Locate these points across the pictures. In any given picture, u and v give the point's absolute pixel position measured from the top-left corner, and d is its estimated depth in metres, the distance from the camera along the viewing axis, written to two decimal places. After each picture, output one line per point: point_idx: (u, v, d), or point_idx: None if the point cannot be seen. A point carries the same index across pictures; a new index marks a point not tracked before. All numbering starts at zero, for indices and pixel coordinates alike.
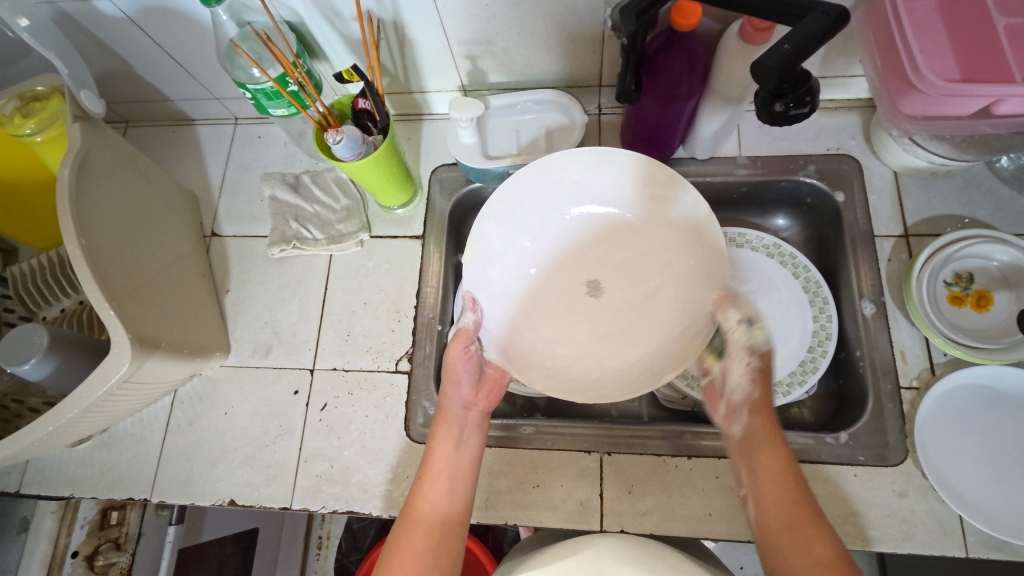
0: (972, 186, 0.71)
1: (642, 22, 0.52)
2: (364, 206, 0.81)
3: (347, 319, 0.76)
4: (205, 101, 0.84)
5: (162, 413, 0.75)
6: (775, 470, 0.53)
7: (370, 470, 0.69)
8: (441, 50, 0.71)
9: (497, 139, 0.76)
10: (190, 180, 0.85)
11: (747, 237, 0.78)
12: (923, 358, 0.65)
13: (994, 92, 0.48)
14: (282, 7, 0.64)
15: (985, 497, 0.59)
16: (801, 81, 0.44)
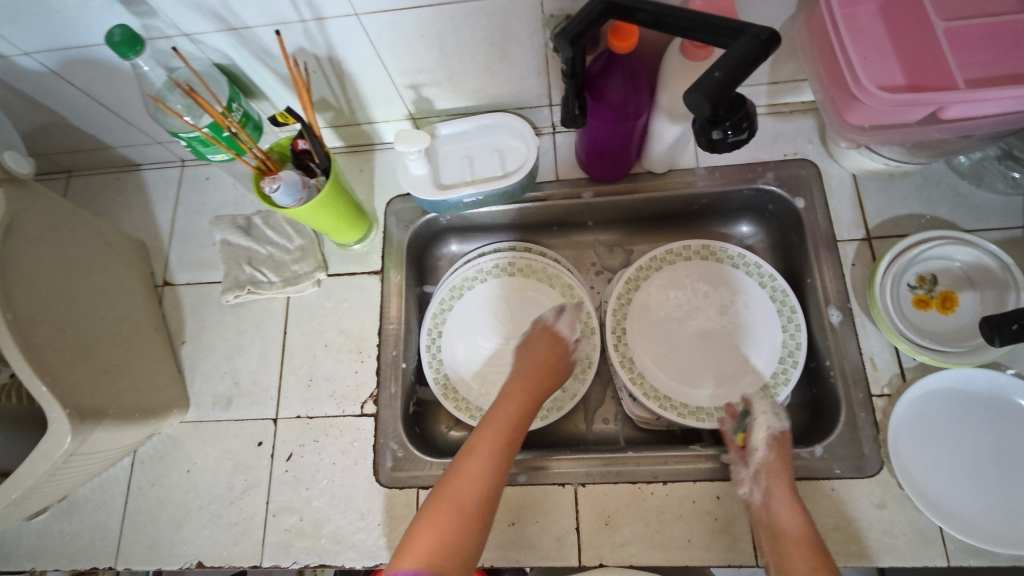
0: (930, 184, 0.70)
1: (577, 48, 0.51)
2: (319, 244, 0.79)
3: (308, 363, 0.74)
4: (148, 146, 0.81)
5: (123, 475, 0.72)
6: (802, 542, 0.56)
7: (341, 519, 0.67)
8: (383, 83, 0.69)
9: (450, 167, 0.74)
10: (138, 229, 0.82)
11: (713, 249, 0.76)
12: (893, 364, 0.64)
13: (934, 101, 0.47)
14: (210, 50, 0.61)
15: (963, 505, 0.58)
16: (736, 107, 0.41)
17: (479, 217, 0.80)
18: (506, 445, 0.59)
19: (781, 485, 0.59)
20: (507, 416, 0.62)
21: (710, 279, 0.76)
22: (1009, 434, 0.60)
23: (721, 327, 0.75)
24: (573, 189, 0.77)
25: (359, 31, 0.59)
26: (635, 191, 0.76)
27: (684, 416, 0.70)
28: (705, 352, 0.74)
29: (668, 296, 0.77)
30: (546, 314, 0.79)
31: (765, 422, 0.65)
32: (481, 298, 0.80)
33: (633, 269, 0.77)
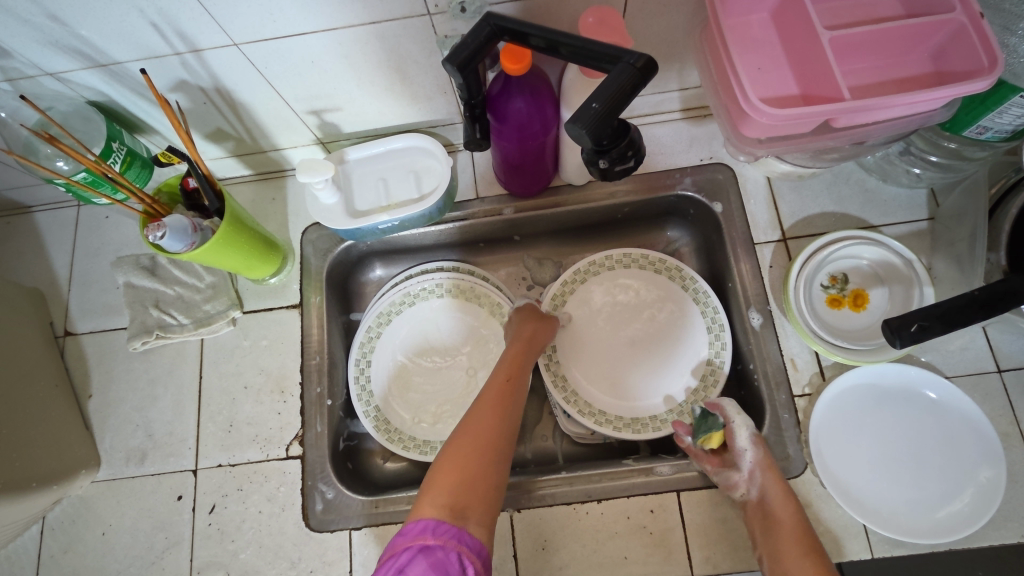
0: (840, 182, 0.71)
1: (467, 75, 0.49)
2: (232, 280, 0.75)
3: (227, 408, 0.70)
4: (35, 187, 0.75)
5: (31, 545, 0.67)
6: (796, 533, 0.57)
7: (271, 570, 0.64)
8: (281, 110, 0.65)
9: (363, 191, 0.71)
10: (34, 276, 0.77)
11: (634, 256, 0.76)
12: (812, 363, 0.66)
13: (822, 113, 0.48)
14: (82, 88, 0.57)
15: (882, 499, 0.60)
16: (620, 136, 0.41)
17: (401, 239, 0.78)
18: (500, 407, 0.59)
19: (773, 480, 0.60)
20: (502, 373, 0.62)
21: (638, 288, 0.76)
22: (922, 425, 0.62)
23: (651, 334, 0.74)
24: (494, 206, 0.75)
25: (243, 60, 0.56)
26: (556, 204, 0.75)
27: (620, 428, 0.70)
28: (637, 359, 0.73)
29: (598, 308, 0.76)
30: (480, 336, 0.78)
31: (742, 423, 0.63)
32: (410, 323, 0.78)
33: (557, 284, 0.76)
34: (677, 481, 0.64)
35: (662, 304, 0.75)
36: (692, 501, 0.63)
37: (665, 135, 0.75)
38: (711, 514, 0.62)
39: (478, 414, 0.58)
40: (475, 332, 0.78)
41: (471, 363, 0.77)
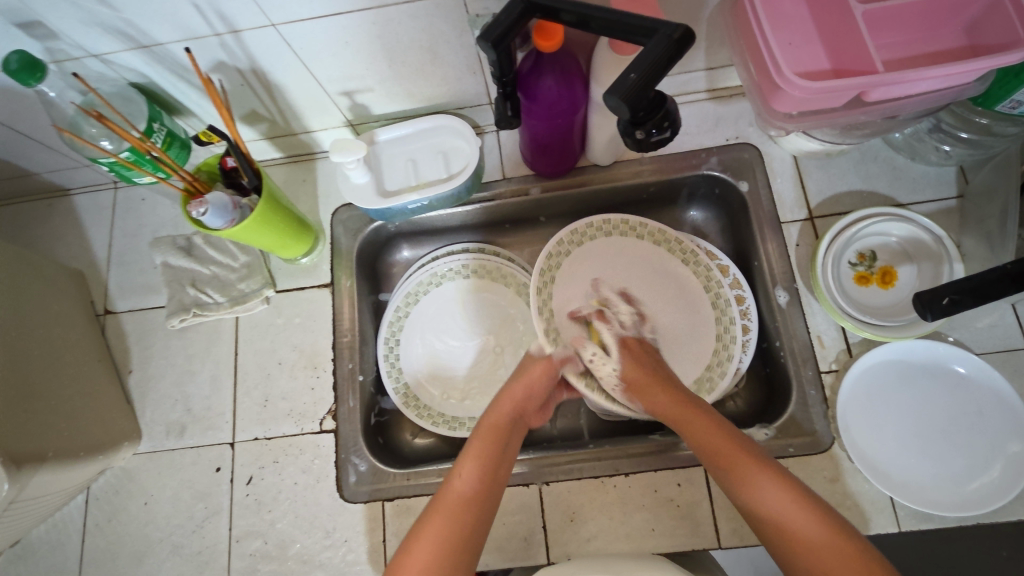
0: (867, 160, 0.71)
1: (500, 51, 0.50)
2: (265, 260, 0.77)
3: (263, 383, 0.72)
4: (74, 169, 0.77)
5: (78, 513, 0.70)
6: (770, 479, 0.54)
7: (307, 539, 0.67)
8: (315, 92, 0.67)
9: (393, 172, 0.72)
10: (74, 257, 0.79)
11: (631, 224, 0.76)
12: (839, 340, 0.66)
13: (856, 86, 0.47)
14: (123, 70, 0.58)
15: (909, 473, 0.60)
16: (656, 106, 0.41)
17: (428, 220, 0.79)
18: (489, 458, 0.60)
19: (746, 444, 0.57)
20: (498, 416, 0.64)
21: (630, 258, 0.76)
22: (949, 400, 0.62)
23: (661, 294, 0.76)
24: (520, 186, 0.76)
25: (281, 42, 0.57)
26: (582, 184, 0.76)
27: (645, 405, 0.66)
28: (650, 342, 0.72)
29: (592, 274, 0.75)
30: (507, 316, 0.79)
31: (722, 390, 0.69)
32: (437, 303, 0.79)
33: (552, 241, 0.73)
34: None
35: (662, 261, 0.76)
36: None
37: (692, 115, 0.75)
38: None
39: (466, 461, 0.60)
40: (501, 312, 0.79)
41: (497, 342, 0.78)
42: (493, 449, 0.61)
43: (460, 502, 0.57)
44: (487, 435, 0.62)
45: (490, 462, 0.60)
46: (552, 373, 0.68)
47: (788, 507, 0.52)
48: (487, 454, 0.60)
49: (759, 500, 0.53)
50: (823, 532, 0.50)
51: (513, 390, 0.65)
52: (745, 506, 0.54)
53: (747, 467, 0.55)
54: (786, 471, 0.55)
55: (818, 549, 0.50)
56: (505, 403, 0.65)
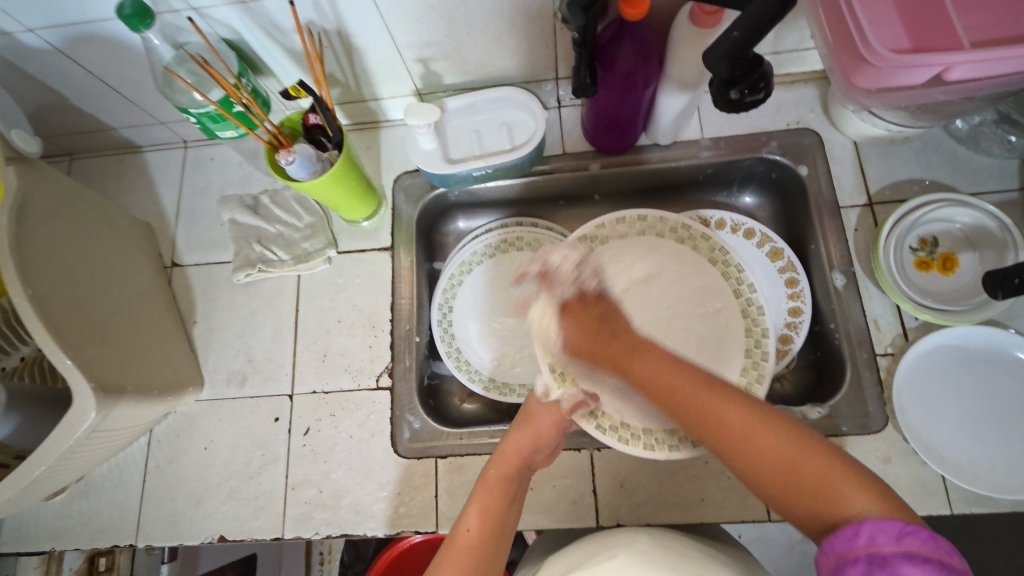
0: (929, 149, 0.72)
1: (590, 16, 0.51)
2: (329, 222, 0.79)
3: (322, 339, 0.75)
4: (150, 126, 0.80)
5: (140, 454, 0.72)
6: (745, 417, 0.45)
7: (360, 491, 0.68)
8: (391, 57, 0.69)
9: (459, 142, 0.74)
10: (144, 211, 0.82)
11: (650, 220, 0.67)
12: (896, 324, 0.66)
13: (943, 61, 0.48)
14: (218, 25, 0.61)
15: (964, 456, 0.61)
16: (752, 68, 0.45)
17: (486, 192, 0.81)
18: (496, 505, 0.58)
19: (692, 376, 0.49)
20: (502, 473, 0.61)
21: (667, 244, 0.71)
22: (1006, 386, 0.63)
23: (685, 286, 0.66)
24: (579, 161, 0.78)
25: (369, 3, 0.59)
26: (641, 162, 0.77)
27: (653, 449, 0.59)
28: (631, 326, 0.56)
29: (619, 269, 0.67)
30: None
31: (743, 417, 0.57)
32: (489, 275, 0.80)
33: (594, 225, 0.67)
34: None
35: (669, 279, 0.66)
36: None
37: None
38: None
39: (476, 506, 0.58)
40: None
41: None
42: (502, 500, 0.59)
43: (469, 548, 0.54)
44: (496, 484, 0.60)
45: (503, 505, 0.58)
46: (564, 423, 0.63)
47: (765, 435, 0.44)
48: (498, 496, 0.59)
49: (735, 427, 0.45)
50: (802, 457, 0.42)
51: (522, 435, 0.62)
52: (717, 439, 0.46)
53: (710, 398, 0.47)
54: (756, 403, 0.47)
55: (807, 478, 0.42)
56: (512, 454, 0.61)
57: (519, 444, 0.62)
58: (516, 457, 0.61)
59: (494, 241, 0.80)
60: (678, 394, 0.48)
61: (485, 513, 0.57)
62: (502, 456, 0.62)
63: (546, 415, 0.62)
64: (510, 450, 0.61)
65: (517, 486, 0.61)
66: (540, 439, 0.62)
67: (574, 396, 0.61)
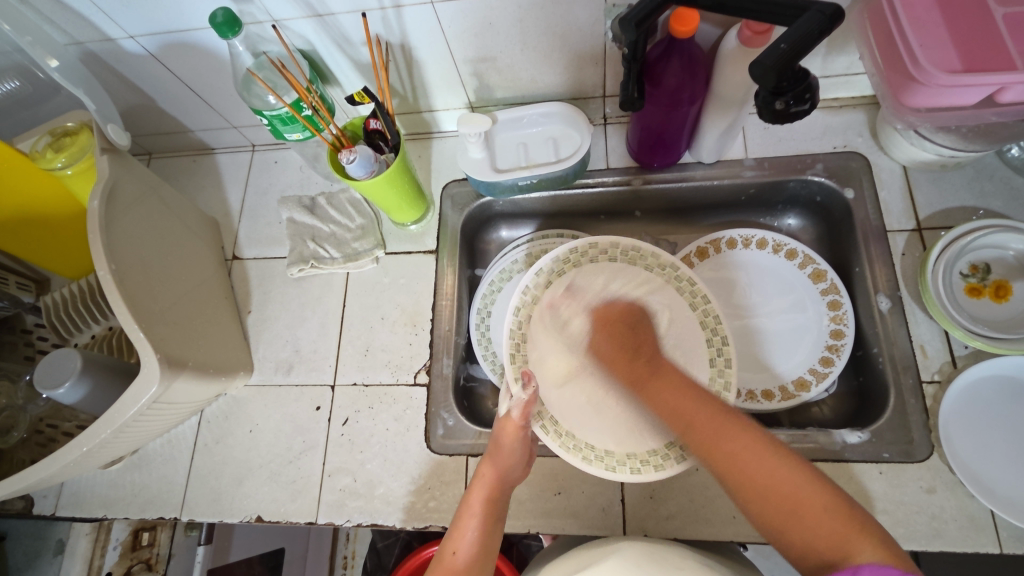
0: (983, 177, 0.70)
1: (641, 31, 0.53)
2: (378, 224, 0.83)
3: (365, 334, 0.78)
4: (224, 130, 0.87)
5: (190, 432, 0.76)
6: (758, 449, 0.50)
7: (393, 482, 0.70)
8: (448, 70, 0.73)
9: (506, 153, 0.77)
10: (211, 207, 0.88)
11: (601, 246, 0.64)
12: (944, 351, 0.65)
13: (996, 82, 0.48)
14: (295, 36, 0.67)
15: (1015, 491, 0.58)
16: (799, 79, 0.47)
17: (529, 203, 0.83)
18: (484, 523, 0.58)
19: (725, 425, 0.52)
20: (485, 502, 0.60)
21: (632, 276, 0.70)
22: None
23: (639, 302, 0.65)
24: (622, 176, 0.80)
25: (433, 19, 0.64)
26: (684, 180, 0.78)
27: (614, 470, 0.58)
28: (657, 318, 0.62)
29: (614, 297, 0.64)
30: None
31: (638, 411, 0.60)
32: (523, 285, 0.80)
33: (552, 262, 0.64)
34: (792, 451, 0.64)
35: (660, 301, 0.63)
36: None
37: (799, 121, 0.77)
38: None
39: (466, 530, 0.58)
40: None
41: None
42: (491, 519, 0.59)
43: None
44: (482, 505, 0.60)
45: (489, 523, 0.59)
46: (525, 432, 0.61)
47: (767, 474, 0.48)
48: (487, 518, 0.59)
49: (750, 476, 0.49)
50: (810, 507, 0.46)
51: (492, 460, 0.61)
52: (724, 472, 0.50)
53: (716, 432, 0.52)
54: (767, 436, 0.51)
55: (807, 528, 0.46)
56: (492, 476, 0.61)
57: (499, 470, 0.61)
58: (497, 480, 0.61)
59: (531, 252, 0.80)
60: (690, 417, 0.53)
61: (474, 538, 0.57)
62: (481, 477, 0.61)
63: (510, 432, 0.61)
64: (484, 476, 0.61)
65: (498, 505, 0.60)
66: (513, 460, 0.62)
67: (521, 404, 0.60)
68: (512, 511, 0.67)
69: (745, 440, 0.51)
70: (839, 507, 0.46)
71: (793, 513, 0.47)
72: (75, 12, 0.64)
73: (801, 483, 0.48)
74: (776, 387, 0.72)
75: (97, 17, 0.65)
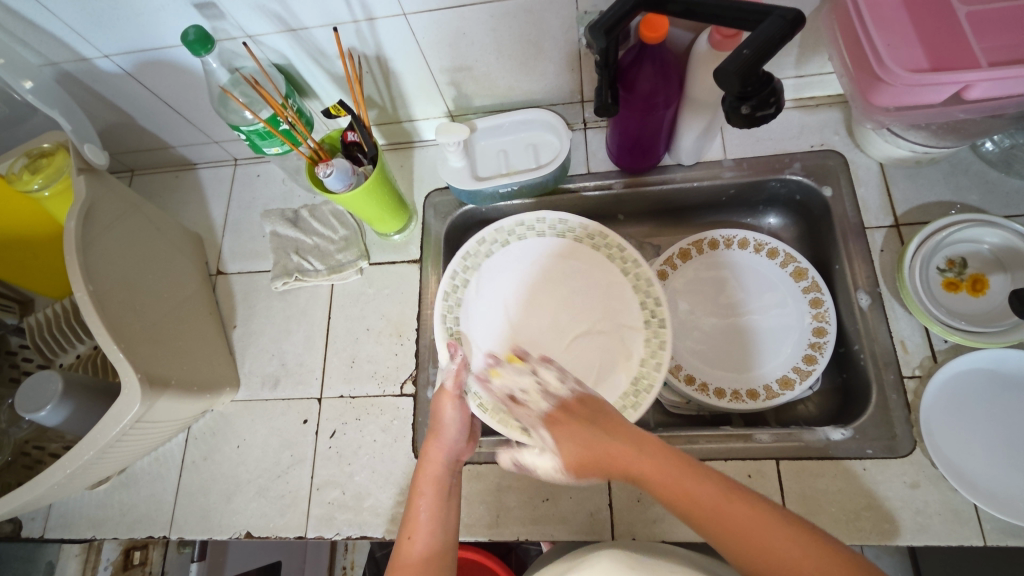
0: (958, 172, 0.71)
1: (611, 39, 0.53)
2: (362, 234, 0.83)
3: (351, 346, 0.78)
4: (204, 145, 0.87)
5: (178, 450, 0.76)
6: (719, 496, 0.47)
7: (381, 494, 0.70)
8: (426, 80, 0.73)
9: (486, 161, 0.77)
10: (194, 223, 0.88)
11: (610, 241, 0.73)
12: (924, 346, 0.65)
13: (959, 80, 0.49)
14: (270, 51, 0.67)
15: (997, 483, 0.59)
16: (764, 84, 0.48)
17: (512, 210, 0.83)
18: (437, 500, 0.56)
19: (658, 457, 0.51)
20: (430, 497, 0.56)
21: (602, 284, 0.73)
22: None
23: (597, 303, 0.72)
24: (603, 181, 0.80)
25: (406, 30, 0.64)
26: (664, 182, 0.78)
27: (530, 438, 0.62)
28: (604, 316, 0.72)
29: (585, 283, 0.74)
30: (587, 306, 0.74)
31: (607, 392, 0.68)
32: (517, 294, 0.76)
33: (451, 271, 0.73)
34: (778, 450, 0.64)
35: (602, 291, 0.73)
36: (791, 471, 0.63)
37: (776, 121, 0.78)
38: (811, 484, 0.62)
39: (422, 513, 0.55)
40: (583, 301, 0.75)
41: None
42: (442, 489, 0.57)
43: (419, 561, 0.50)
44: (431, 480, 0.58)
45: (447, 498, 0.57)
46: (462, 402, 0.63)
47: (739, 519, 0.45)
48: (434, 495, 0.57)
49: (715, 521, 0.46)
50: (747, 523, 0.45)
51: (432, 443, 0.60)
52: (694, 519, 0.47)
53: (690, 486, 0.48)
54: (734, 483, 0.48)
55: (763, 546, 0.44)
56: (436, 452, 0.60)
57: (439, 450, 0.60)
58: (441, 455, 0.60)
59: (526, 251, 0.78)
60: (648, 464, 0.51)
61: (430, 522, 0.54)
62: (427, 453, 0.60)
63: (448, 404, 0.63)
64: (430, 456, 0.60)
65: (450, 507, 0.57)
66: (455, 433, 0.61)
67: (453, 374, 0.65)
68: (501, 519, 0.67)
69: (714, 489, 0.48)
70: (812, 543, 0.43)
71: (764, 555, 0.43)
72: (48, 34, 0.64)
73: (770, 520, 0.45)
74: (760, 386, 0.73)
75: (70, 38, 0.65)
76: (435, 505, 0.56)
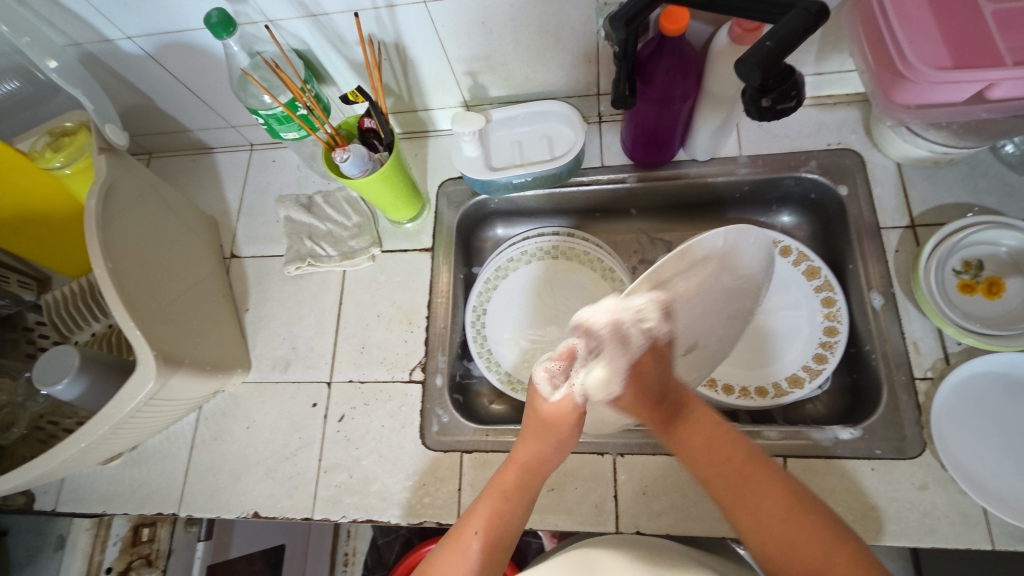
0: (977, 174, 0.70)
1: (632, 29, 0.53)
2: (375, 222, 0.84)
3: (361, 332, 0.79)
4: (222, 129, 0.87)
5: (188, 429, 0.77)
6: (806, 508, 0.49)
7: (388, 478, 0.71)
8: (443, 70, 0.74)
9: (500, 151, 0.77)
10: (210, 206, 0.89)
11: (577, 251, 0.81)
12: (936, 348, 0.65)
13: (984, 78, 0.48)
14: (290, 36, 0.67)
15: (1008, 488, 0.58)
16: (784, 77, 0.48)
17: (526, 201, 0.84)
18: (512, 492, 0.59)
19: (754, 444, 0.53)
20: (502, 499, 0.58)
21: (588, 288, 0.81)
22: None
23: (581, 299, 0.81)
24: (617, 175, 0.80)
25: (426, 18, 0.64)
26: (679, 177, 0.78)
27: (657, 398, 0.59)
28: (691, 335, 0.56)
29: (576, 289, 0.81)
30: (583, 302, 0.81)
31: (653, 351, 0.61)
32: (522, 292, 0.81)
33: (491, 269, 0.81)
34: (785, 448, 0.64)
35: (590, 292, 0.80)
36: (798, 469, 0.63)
37: (794, 119, 0.77)
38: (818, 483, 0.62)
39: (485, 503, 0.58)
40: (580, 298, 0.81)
41: None
42: (521, 495, 0.59)
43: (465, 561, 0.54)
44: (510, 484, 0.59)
45: (509, 511, 0.58)
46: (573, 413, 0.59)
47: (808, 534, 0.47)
48: (509, 495, 0.58)
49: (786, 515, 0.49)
50: (808, 530, 0.47)
51: (529, 444, 0.60)
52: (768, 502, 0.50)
53: (777, 481, 0.51)
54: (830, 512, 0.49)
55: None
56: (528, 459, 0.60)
57: (537, 450, 0.60)
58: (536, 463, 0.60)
59: (545, 246, 0.81)
60: (753, 453, 0.53)
61: (488, 522, 0.57)
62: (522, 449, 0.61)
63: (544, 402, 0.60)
64: (519, 459, 0.60)
65: (528, 492, 0.59)
66: (558, 443, 0.60)
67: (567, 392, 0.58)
68: None
69: (804, 503, 0.49)
70: None
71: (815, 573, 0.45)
72: (73, 13, 0.65)
73: (840, 550, 0.46)
74: (769, 385, 0.73)
75: (94, 18, 0.65)
76: (505, 507, 0.57)
